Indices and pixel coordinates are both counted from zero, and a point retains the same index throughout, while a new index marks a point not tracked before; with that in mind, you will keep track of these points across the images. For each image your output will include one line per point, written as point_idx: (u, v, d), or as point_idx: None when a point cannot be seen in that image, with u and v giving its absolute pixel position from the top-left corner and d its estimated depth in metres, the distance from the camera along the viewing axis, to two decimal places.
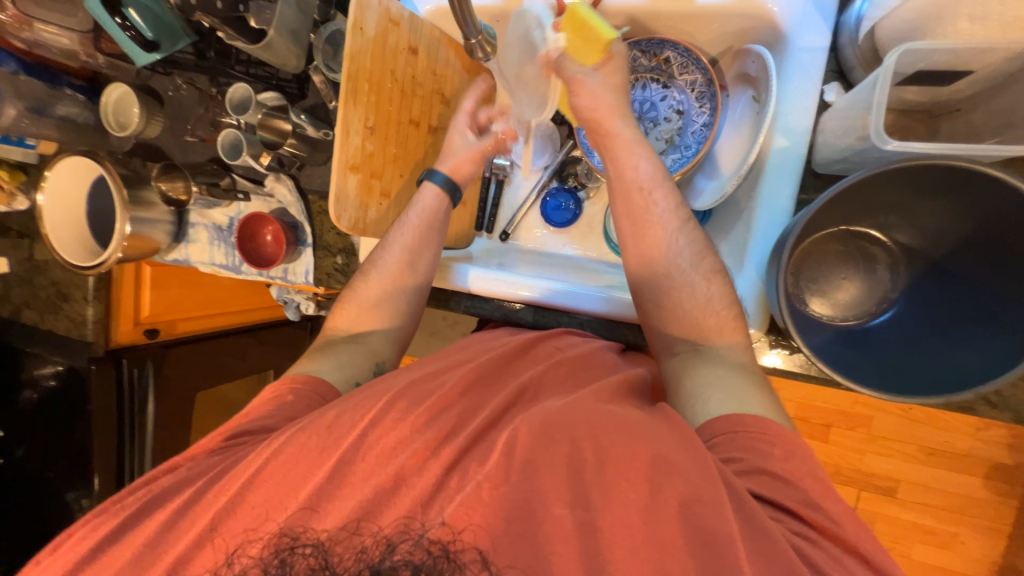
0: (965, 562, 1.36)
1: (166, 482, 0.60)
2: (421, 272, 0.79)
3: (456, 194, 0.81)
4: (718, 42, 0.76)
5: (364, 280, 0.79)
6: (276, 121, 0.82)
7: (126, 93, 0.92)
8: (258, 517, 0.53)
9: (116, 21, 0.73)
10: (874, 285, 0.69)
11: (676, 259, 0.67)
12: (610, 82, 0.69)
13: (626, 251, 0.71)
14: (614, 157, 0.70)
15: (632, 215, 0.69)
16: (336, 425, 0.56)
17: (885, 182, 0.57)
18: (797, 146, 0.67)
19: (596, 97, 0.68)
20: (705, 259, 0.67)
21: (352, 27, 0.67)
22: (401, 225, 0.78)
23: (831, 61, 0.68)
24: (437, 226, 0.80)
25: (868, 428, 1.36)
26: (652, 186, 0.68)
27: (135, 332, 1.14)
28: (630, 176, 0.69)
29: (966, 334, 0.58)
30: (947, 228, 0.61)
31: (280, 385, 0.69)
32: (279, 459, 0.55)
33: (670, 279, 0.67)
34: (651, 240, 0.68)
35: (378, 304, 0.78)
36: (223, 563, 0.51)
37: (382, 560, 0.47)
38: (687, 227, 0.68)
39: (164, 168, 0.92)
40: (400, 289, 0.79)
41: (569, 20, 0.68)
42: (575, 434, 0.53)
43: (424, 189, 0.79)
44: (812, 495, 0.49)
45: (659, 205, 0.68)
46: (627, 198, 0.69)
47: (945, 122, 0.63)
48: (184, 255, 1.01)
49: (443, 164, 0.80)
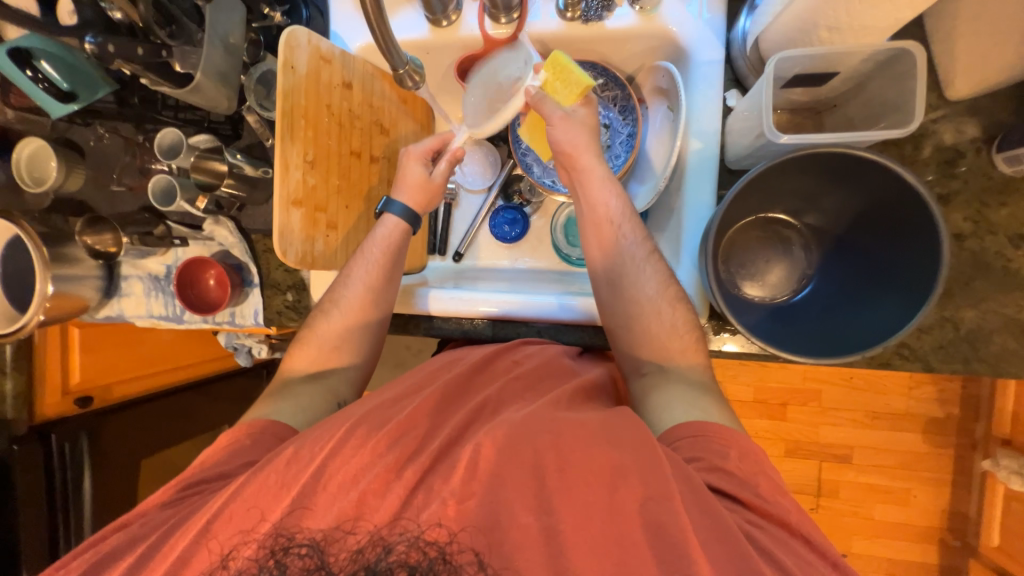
0: (921, 516, 1.46)
1: (105, 554, 0.56)
2: (381, 307, 0.78)
3: (418, 224, 0.81)
4: (632, 61, 0.85)
5: (323, 316, 0.77)
6: (210, 163, 0.81)
7: (40, 146, 0.87)
8: (250, 517, 0.52)
9: (27, 74, 0.71)
10: (794, 264, 0.77)
11: (642, 287, 0.70)
12: (585, 121, 0.73)
13: (594, 279, 0.75)
14: (586, 191, 0.73)
15: (602, 245, 0.73)
16: (294, 459, 0.54)
17: (784, 170, 0.64)
18: (711, 146, 0.74)
19: (573, 133, 0.71)
20: (671, 286, 0.70)
21: (282, 66, 0.69)
22: (364, 259, 0.77)
23: (728, 71, 0.77)
24: (399, 259, 0.79)
25: (819, 401, 1.46)
26: (621, 220, 0.72)
27: (63, 402, 1.05)
28: (601, 210, 0.72)
29: (873, 297, 0.66)
30: (844, 207, 0.69)
31: (237, 432, 0.65)
32: (238, 503, 0.53)
33: (626, 282, 0.71)
34: (615, 259, 0.72)
35: (339, 342, 0.77)
36: (219, 565, 0.50)
37: (378, 560, 0.47)
38: (652, 257, 0.71)
39: (89, 221, 0.87)
40: (365, 330, 0.78)
41: (552, 60, 0.69)
42: (536, 440, 0.54)
43: (384, 221, 0.79)
44: (762, 488, 0.53)
45: (627, 238, 0.72)
46: (598, 228, 0.73)
47: (827, 117, 0.72)
48: (117, 311, 0.94)
49: (400, 194, 0.80)
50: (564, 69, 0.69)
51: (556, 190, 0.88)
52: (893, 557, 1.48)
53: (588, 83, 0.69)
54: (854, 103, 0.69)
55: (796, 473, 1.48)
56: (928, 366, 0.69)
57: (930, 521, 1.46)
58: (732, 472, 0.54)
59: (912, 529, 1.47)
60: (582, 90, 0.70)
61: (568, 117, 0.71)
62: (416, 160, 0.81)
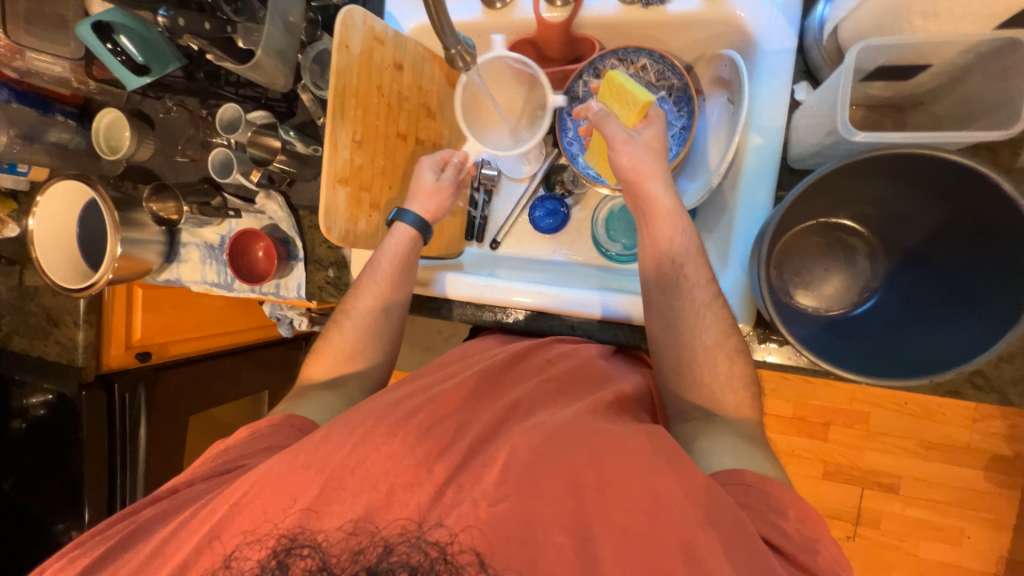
0: (972, 559, 1.34)
1: (156, 509, 0.60)
2: (393, 318, 0.80)
3: (428, 233, 0.81)
4: (692, 49, 0.80)
5: (338, 329, 0.79)
6: (264, 138, 0.84)
7: (116, 117, 0.94)
8: (253, 517, 0.53)
9: (107, 47, 0.76)
10: (855, 275, 0.71)
11: (700, 334, 0.67)
12: (651, 145, 0.72)
13: (648, 314, 0.72)
14: (651, 223, 0.70)
15: (662, 282, 0.70)
16: (322, 443, 0.55)
17: (856, 172, 0.59)
18: (772, 143, 0.69)
19: (636, 158, 0.70)
20: (730, 339, 0.67)
21: (337, 45, 0.69)
22: (373, 270, 0.78)
23: (799, 61, 0.71)
24: (407, 268, 0.79)
25: (867, 425, 1.37)
26: (687, 260, 0.68)
27: (125, 355, 1.14)
28: (665, 246, 0.69)
29: (948, 316, 0.59)
30: (920, 216, 0.63)
31: (255, 425, 0.69)
32: (265, 479, 0.54)
33: (680, 308, 0.68)
34: (677, 303, 0.68)
35: (366, 329, 0.79)
36: (223, 565, 0.51)
37: (378, 561, 0.48)
38: (714, 303, 0.67)
39: (155, 189, 0.91)
40: (386, 313, 0.79)
41: (610, 80, 0.74)
42: (575, 456, 0.54)
43: (396, 230, 0.79)
44: (812, 545, 0.51)
45: (690, 280, 0.68)
46: (659, 266, 0.70)
47: (911, 115, 0.66)
48: (175, 275, 1.01)
49: (413, 204, 0.80)
50: (619, 90, 0.73)
51: (600, 182, 0.83)
52: None
53: (648, 100, 0.71)
54: (945, 101, 0.62)
55: (834, 498, 1.40)
56: (1005, 399, 0.62)
57: (982, 566, 1.34)
58: (786, 530, 0.51)
59: (962, 572, 1.35)
60: (640, 108, 0.72)
61: (631, 139, 0.70)
62: (426, 171, 0.81)
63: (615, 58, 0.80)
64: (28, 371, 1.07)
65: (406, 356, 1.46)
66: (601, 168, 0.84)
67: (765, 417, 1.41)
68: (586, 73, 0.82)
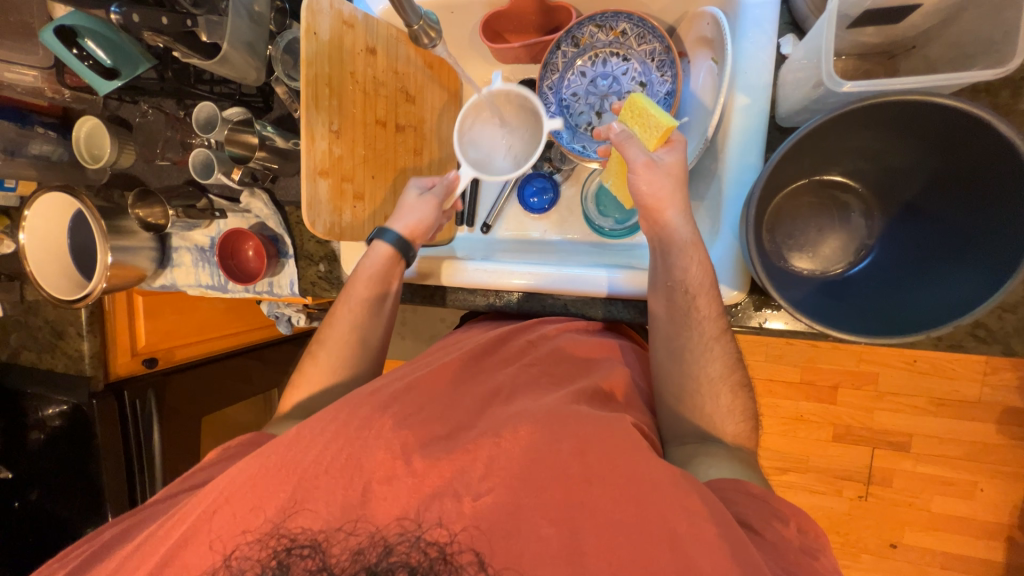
0: (987, 511, 1.35)
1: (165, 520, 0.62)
2: (372, 346, 0.81)
3: (410, 253, 0.79)
4: (673, 10, 0.78)
5: (313, 360, 0.79)
6: (242, 135, 0.82)
7: (95, 125, 0.92)
8: (253, 521, 0.53)
9: (72, 52, 0.75)
10: (850, 234, 0.69)
11: (705, 366, 0.66)
12: (675, 167, 0.66)
13: (654, 337, 0.70)
14: (665, 249, 0.67)
15: (671, 310, 0.67)
16: (303, 450, 0.55)
17: (846, 124, 0.56)
18: (760, 101, 0.66)
19: (654, 182, 0.65)
20: (735, 373, 0.66)
21: (305, 33, 0.66)
22: (349, 295, 0.78)
23: (784, 13, 0.68)
24: (386, 292, 0.79)
25: (876, 385, 1.36)
26: (699, 292, 0.65)
27: (133, 362, 1.14)
28: (677, 276, 0.66)
29: (946, 269, 0.58)
30: (914, 165, 0.60)
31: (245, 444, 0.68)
32: (246, 476, 0.54)
33: (687, 331, 0.67)
34: (688, 332, 0.67)
35: (340, 357, 0.78)
36: (222, 564, 0.52)
37: (378, 560, 0.50)
38: (722, 337, 0.66)
39: (140, 195, 0.92)
40: (376, 316, 0.80)
41: (629, 105, 0.70)
42: (561, 447, 0.54)
43: (374, 248, 0.78)
44: (807, 543, 0.52)
45: (701, 312, 0.66)
46: (671, 293, 0.67)
47: (902, 61, 0.62)
48: (171, 280, 1.02)
49: (395, 222, 0.78)
50: (643, 112, 0.68)
51: (586, 156, 0.81)
52: (950, 552, 1.38)
53: (671, 124, 0.66)
54: (938, 42, 0.59)
55: (845, 460, 1.39)
56: (1010, 349, 0.60)
57: (996, 517, 1.35)
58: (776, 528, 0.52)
59: (976, 525, 1.36)
60: (662, 133, 0.66)
61: (652, 163, 0.65)
62: (409, 189, 0.79)
63: (593, 24, 0.79)
64: (41, 386, 1.09)
65: (413, 346, 1.46)
66: (616, 190, 0.78)
67: (772, 384, 1.41)
68: (564, 42, 0.81)
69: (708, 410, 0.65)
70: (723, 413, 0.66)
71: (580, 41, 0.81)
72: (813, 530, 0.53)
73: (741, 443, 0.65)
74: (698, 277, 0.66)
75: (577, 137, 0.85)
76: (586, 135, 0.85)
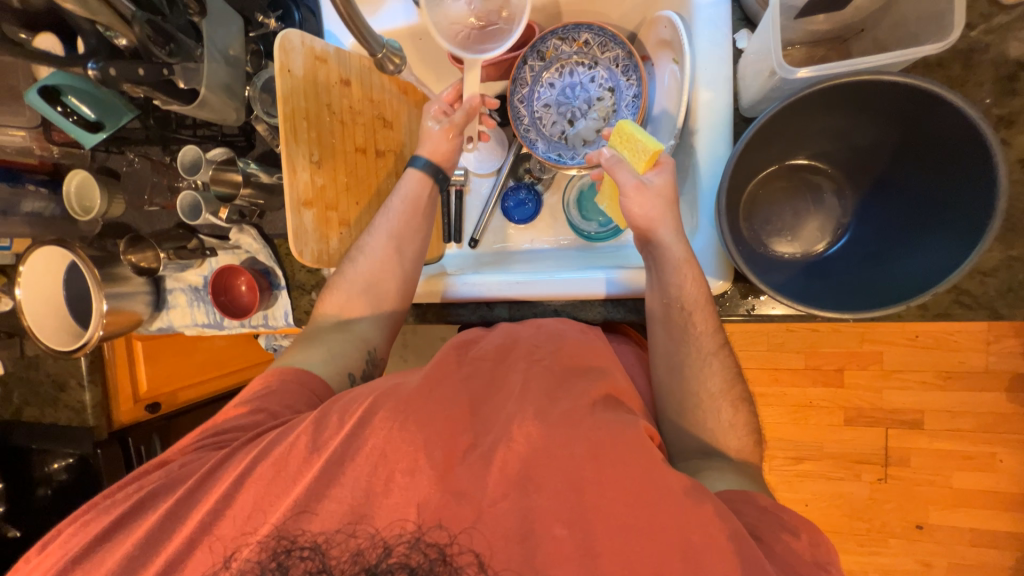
0: (1008, 481, 1.33)
1: None
2: (408, 260, 0.81)
3: (439, 177, 0.83)
4: (632, 16, 0.81)
5: (351, 262, 0.80)
6: (227, 174, 0.82)
7: (85, 178, 0.94)
8: (252, 537, 0.53)
9: (58, 110, 0.78)
10: (826, 214, 0.70)
11: (704, 381, 0.66)
12: (666, 190, 0.67)
13: (654, 356, 0.71)
14: (659, 270, 0.68)
15: (669, 328, 0.68)
16: (301, 464, 0.55)
17: (806, 108, 0.58)
18: (722, 95, 0.68)
19: (647, 206, 0.66)
20: (734, 387, 0.67)
21: (278, 70, 0.69)
22: (386, 209, 0.80)
23: (737, 10, 0.71)
24: (422, 212, 0.82)
25: (881, 363, 1.35)
26: (695, 309, 0.66)
27: (136, 409, 1.16)
28: (673, 293, 0.67)
29: (922, 240, 0.59)
30: (878, 142, 0.62)
31: (268, 376, 0.71)
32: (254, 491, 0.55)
33: (686, 347, 0.67)
34: (687, 346, 0.67)
35: (374, 272, 0.79)
36: (221, 564, 0.52)
37: (378, 561, 0.50)
38: (721, 350, 0.68)
39: (131, 241, 0.91)
40: (414, 233, 0.81)
41: (618, 131, 0.72)
42: (573, 451, 0.53)
43: (407, 175, 0.81)
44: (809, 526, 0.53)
45: (698, 328, 0.67)
46: (667, 312, 0.68)
47: (854, 44, 0.64)
48: (167, 322, 1.03)
49: (421, 149, 0.82)
50: (631, 138, 0.70)
51: (563, 163, 0.83)
52: (978, 528, 1.35)
53: (658, 147, 0.66)
54: (886, 23, 0.61)
55: (859, 442, 1.38)
56: (996, 313, 0.61)
57: (1018, 488, 1.33)
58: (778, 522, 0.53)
59: (1000, 497, 1.33)
60: (650, 156, 0.67)
61: (643, 185, 0.66)
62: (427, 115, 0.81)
63: (556, 37, 0.82)
64: (46, 439, 1.09)
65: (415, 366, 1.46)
66: (611, 212, 0.79)
67: (778, 372, 1.40)
68: (530, 57, 0.83)
69: (709, 424, 0.66)
70: (725, 428, 0.66)
71: (546, 55, 0.84)
72: (823, 542, 0.53)
73: (747, 459, 0.65)
74: (692, 292, 0.66)
75: (553, 146, 0.86)
76: (561, 144, 0.86)
